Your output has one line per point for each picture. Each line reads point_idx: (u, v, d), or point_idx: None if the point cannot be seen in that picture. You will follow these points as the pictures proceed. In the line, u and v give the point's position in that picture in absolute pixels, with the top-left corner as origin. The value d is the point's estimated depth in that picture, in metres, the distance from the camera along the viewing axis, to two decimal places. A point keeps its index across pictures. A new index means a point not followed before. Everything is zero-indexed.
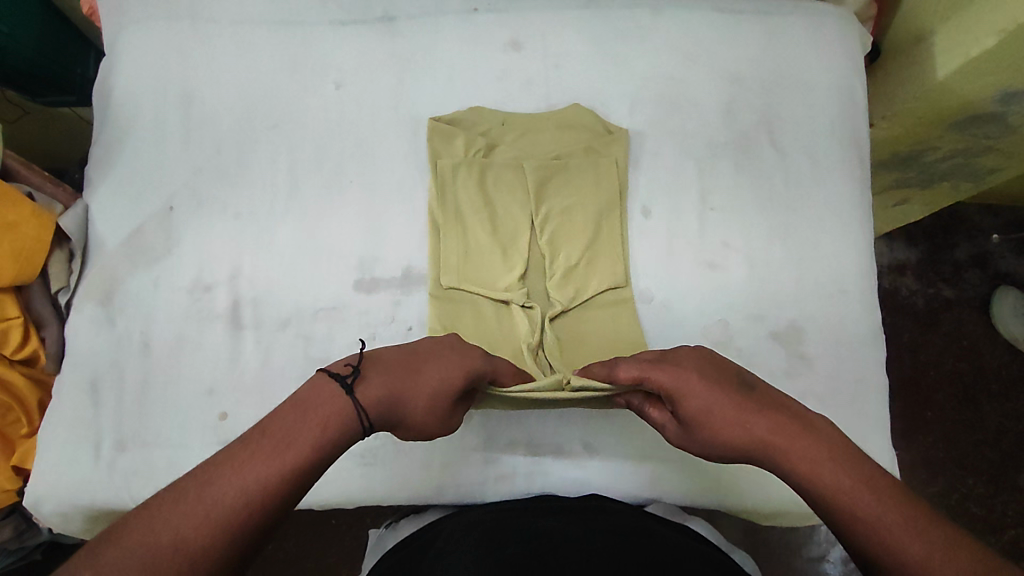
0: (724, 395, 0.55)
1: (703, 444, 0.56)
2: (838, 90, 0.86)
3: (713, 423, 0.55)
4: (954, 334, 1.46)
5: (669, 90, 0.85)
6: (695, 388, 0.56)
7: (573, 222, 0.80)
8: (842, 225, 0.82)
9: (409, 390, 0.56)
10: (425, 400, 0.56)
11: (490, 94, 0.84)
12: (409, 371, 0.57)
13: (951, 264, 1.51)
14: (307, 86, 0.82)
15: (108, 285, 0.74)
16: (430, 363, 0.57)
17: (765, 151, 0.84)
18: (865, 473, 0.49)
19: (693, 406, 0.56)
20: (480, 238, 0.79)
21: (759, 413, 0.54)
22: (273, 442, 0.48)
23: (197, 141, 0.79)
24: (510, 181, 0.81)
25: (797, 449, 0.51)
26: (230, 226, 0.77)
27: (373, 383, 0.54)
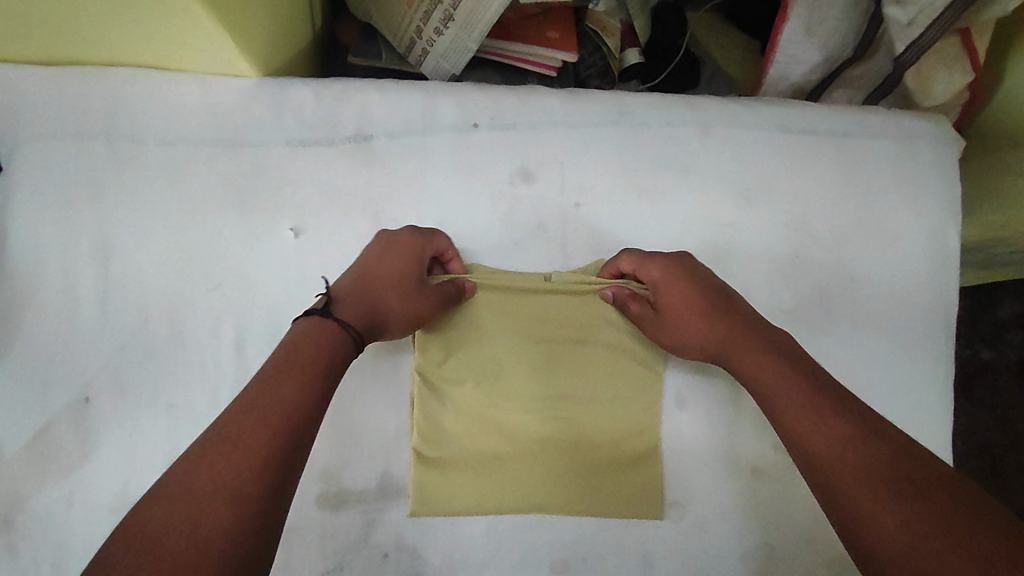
0: (694, 292, 0.61)
1: (672, 333, 0.61)
2: (923, 244, 0.70)
3: (681, 319, 0.61)
4: (987, 402, 1.25)
5: (716, 240, 0.68)
6: (673, 286, 0.61)
7: (591, 410, 0.65)
8: (919, 417, 0.67)
9: (376, 285, 0.57)
10: (395, 289, 0.58)
11: (492, 240, 0.66)
12: (371, 283, 0.57)
13: (992, 323, 1.26)
14: (259, 232, 0.64)
15: (9, 504, 0.59)
16: (381, 268, 0.58)
17: (828, 320, 0.68)
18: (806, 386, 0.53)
19: (669, 298, 0.61)
20: (475, 404, 0.64)
21: (725, 313, 0.59)
22: (305, 362, 0.49)
23: (118, 307, 0.62)
24: (513, 346, 0.65)
25: (747, 343, 0.57)
26: (162, 422, 0.61)
27: (346, 303, 0.55)
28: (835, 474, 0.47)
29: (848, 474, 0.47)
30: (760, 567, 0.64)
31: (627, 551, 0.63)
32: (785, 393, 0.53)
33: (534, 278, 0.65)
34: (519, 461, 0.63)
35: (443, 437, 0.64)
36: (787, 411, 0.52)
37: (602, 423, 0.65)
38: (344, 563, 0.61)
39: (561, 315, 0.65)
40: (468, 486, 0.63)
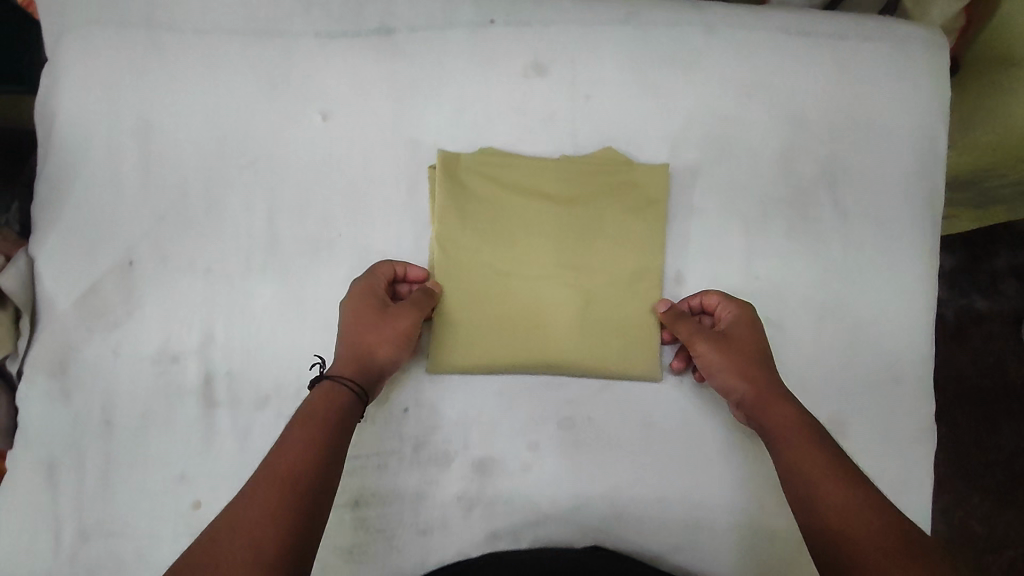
0: (754, 341, 0.64)
1: (720, 357, 0.63)
2: (915, 142, 0.72)
3: (733, 353, 0.63)
4: (979, 347, 1.23)
5: (720, 132, 0.71)
6: (739, 332, 0.64)
7: (596, 281, 0.69)
8: (903, 302, 0.71)
9: (351, 332, 0.61)
10: (368, 327, 0.61)
11: (506, 130, 0.71)
12: (347, 336, 0.61)
13: (989, 272, 1.25)
14: (289, 116, 0.68)
15: (61, 353, 0.65)
16: (350, 317, 0.62)
17: (824, 210, 0.71)
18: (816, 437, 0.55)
19: (738, 334, 0.64)
20: (488, 269, 0.68)
21: (764, 368, 0.62)
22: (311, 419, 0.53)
23: (158, 181, 0.67)
24: (524, 217, 0.69)
25: (780, 407, 0.59)
26: (199, 286, 0.66)
27: (335, 364, 0.60)
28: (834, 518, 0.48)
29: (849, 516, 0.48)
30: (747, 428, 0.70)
31: (625, 412, 0.69)
32: (801, 443, 0.54)
33: (542, 160, 0.70)
34: (527, 323, 0.68)
35: (456, 300, 0.68)
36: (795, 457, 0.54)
37: (603, 292, 0.70)
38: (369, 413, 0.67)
39: (568, 193, 0.70)
40: (480, 344, 0.68)
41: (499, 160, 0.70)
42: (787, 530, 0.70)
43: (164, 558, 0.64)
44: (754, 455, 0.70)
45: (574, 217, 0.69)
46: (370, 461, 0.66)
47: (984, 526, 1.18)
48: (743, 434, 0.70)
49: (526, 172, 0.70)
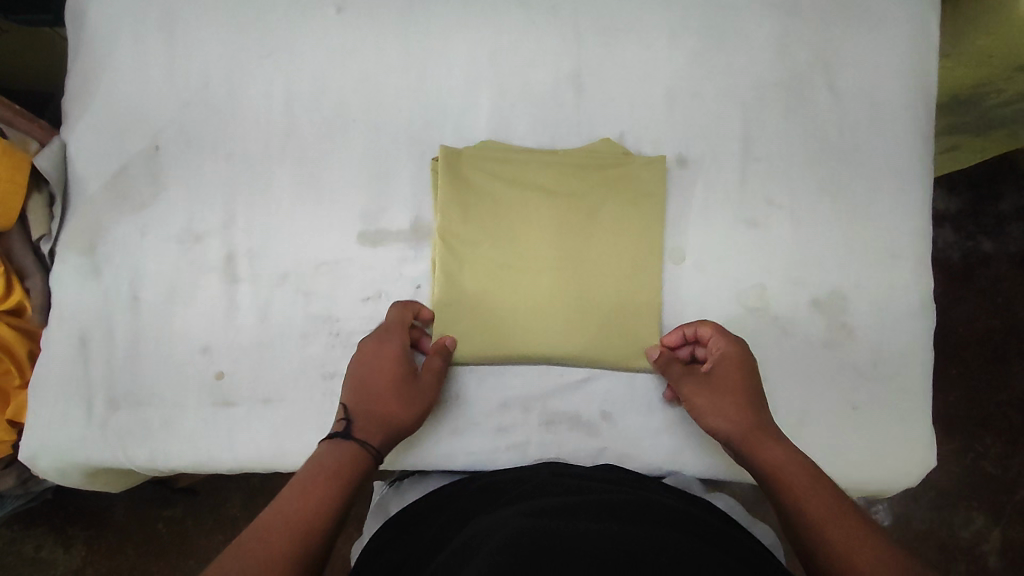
0: (744, 373, 0.63)
1: (705, 402, 0.63)
2: (908, 27, 0.73)
3: (719, 394, 0.62)
4: (988, 289, 1.18)
5: (718, 19, 0.73)
6: (730, 364, 0.64)
7: (595, 270, 0.70)
8: (897, 183, 0.73)
9: (377, 395, 0.61)
10: (395, 394, 0.61)
11: (509, 19, 0.72)
12: (373, 395, 0.61)
13: (994, 215, 1.19)
14: (303, 12, 0.71)
15: (93, 232, 0.69)
16: (375, 374, 0.62)
17: (818, 93, 0.73)
18: (811, 476, 0.55)
19: (724, 372, 0.64)
20: (489, 264, 0.69)
21: (753, 408, 0.61)
22: (330, 481, 0.53)
23: (183, 72, 0.70)
24: (525, 212, 0.70)
25: (767, 453, 0.58)
26: (220, 168, 0.70)
27: (363, 423, 0.59)
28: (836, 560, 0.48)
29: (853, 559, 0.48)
30: (751, 303, 0.71)
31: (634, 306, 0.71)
32: (802, 489, 0.54)
33: (542, 154, 0.71)
34: (529, 313, 0.69)
35: (464, 295, 0.69)
36: (798, 498, 0.53)
37: (606, 281, 0.70)
38: (383, 290, 0.69)
39: (565, 186, 0.71)
40: (490, 339, 0.68)
41: (498, 154, 0.71)
42: (792, 400, 0.70)
43: (188, 427, 0.67)
44: (758, 329, 0.71)
45: (572, 210, 0.70)
46: None
47: (997, 467, 1.14)
48: (747, 309, 0.71)
49: (527, 165, 0.71)
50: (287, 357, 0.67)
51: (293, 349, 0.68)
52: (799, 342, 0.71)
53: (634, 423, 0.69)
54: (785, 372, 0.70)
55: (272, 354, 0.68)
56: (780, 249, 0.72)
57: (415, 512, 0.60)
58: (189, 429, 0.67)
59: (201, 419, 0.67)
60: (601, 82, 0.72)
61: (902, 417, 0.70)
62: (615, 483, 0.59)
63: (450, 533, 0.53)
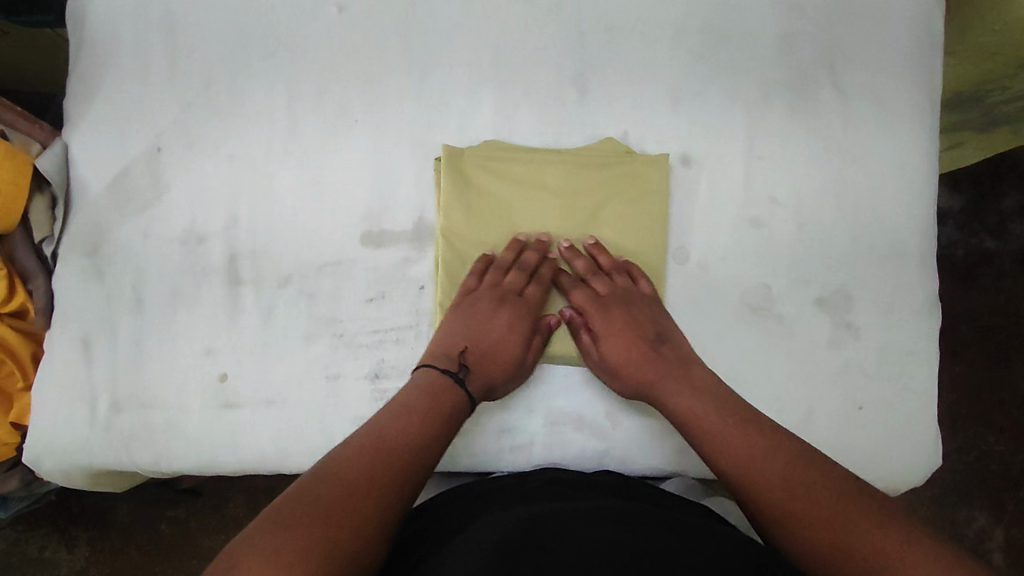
0: (632, 327, 0.68)
1: (618, 371, 0.67)
2: (912, 24, 0.73)
3: (621, 354, 0.67)
4: (991, 286, 1.18)
5: (721, 17, 0.73)
6: (615, 329, 0.68)
7: (595, 272, 0.71)
8: (902, 181, 0.72)
9: (497, 355, 0.66)
10: (510, 364, 0.66)
11: (512, 18, 0.72)
12: (488, 354, 0.66)
13: (997, 211, 1.19)
14: (304, 12, 0.71)
15: (96, 234, 0.69)
16: (498, 336, 0.67)
17: (822, 91, 0.73)
18: (724, 412, 0.60)
19: (615, 335, 0.67)
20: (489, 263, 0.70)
21: (659, 358, 0.66)
22: (309, 517, 0.47)
23: (185, 73, 0.70)
24: (525, 213, 0.70)
25: (689, 406, 0.62)
26: (223, 169, 0.69)
27: (475, 376, 0.64)
28: (759, 492, 0.54)
29: (771, 488, 0.54)
30: (755, 302, 0.71)
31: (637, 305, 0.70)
32: (734, 440, 0.57)
33: (543, 153, 0.71)
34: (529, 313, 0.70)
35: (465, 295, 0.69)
36: (715, 441, 0.58)
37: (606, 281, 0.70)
38: (387, 290, 0.69)
39: (571, 186, 0.70)
40: None
41: (504, 152, 0.71)
42: (796, 400, 0.69)
43: (193, 429, 0.66)
44: (763, 329, 0.70)
45: (577, 210, 0.71)
46: (389, 335, 0.68)
47: (1000, 464, 1.14)
48: (751, 308, 0.71)
49: (527, 164, 0.70)
50: (290, 359, 0.67)
51: (296, 351, 0.68)
52: (804, 341, 0.70)
53: (639, 423, 0.69)
54: (790, 372, 0.70)
55: (276, 355, 0.67)
56: (784, 248, 0.71)
57: (416, 525, 0.57)
58: (193, 431, 0.66)
59: (205, 421, 0.67)
60: (604, 81, 0.72)
61: (907, 416, 0.70)
62: (598, 488, 0.59)
63: (448, 540, 0.52)
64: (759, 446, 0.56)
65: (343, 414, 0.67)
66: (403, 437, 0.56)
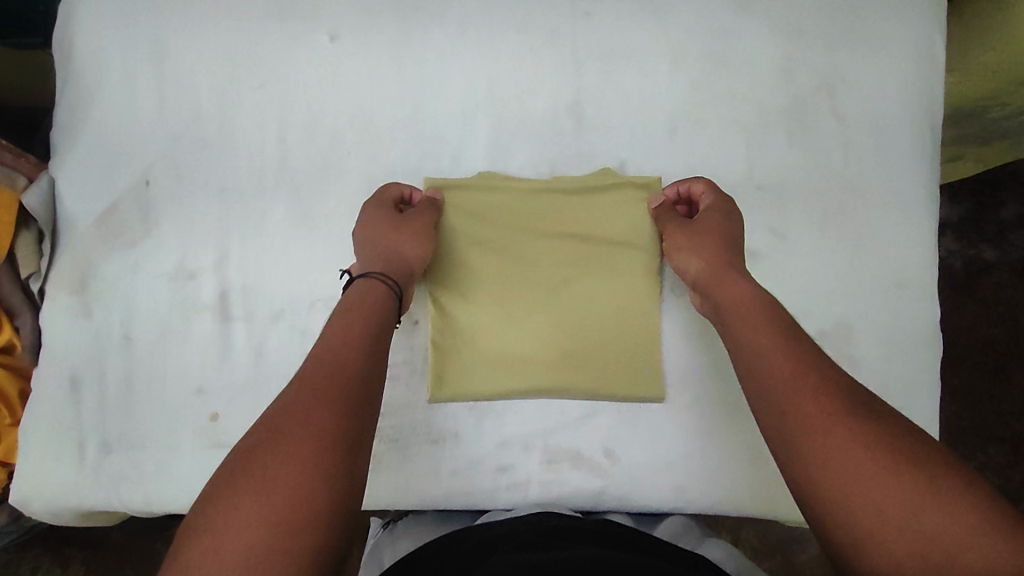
0: (725, 227, 0.62)
1: (686, 247, 0.63)
2: (913, 50, 0.72)
3: (700, 236, 0.62)
4: (991, 299, 1.16)
5: (720, 45, 0.72)
6: (711, 222, 0.63)
7: (590, 302, 0.69)
8: (904, 209, 0.71)
9: (373, 237, 0.61)
10: (391, 228, 0.62)
11: (507, 46, 0.71)
12: (369, 243, 0.61)
13: (996, 223, 1.17)
14: (295, 41, 0.70)
15: (83, 271, 0.67)
16: (371, 233, 0.62)
17: (823, 120, 0.71)
18: (773, 318, 0.52)
19: (704, 223, 0.63)
20: (480, 296, 0.68)
21: (729, 252, 0.61)
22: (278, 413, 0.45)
23: (173, 105, 0.69)
24: (516, 242, 0.69)
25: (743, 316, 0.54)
26: (213, 203, 0.68)
27: (366, 264, 0.59)
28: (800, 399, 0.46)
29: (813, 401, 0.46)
30: None
31: (637, 339, 0.69)
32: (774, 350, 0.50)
33: (532, 183, 0.70)
34: (524, 346, 0.68)
35: (459, 330, 0.68)
36: (758, 342, 0.51)
37: (602, 313, 0.69)
38: None
39: (560, 218, 0.70)
40: (484, 374, 0.68)
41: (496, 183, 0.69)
42: None
43: (182, 469, 0.65)
44: None
45: (569, 240, 0.69)
46: None
47: (1001, 478, 1.13)
48: None
49: (517, 195, 0.69)
50: None
51: None
52: None
53: (639, 461, 0.67)
54: None
55: (267, 393, 0.66)
56: (785, 278, 0.70)
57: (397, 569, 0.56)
58: (184, 471, 0.65)
59: (196, 461, 0.65)
60: (600, 110, 0.71)
61: None
62: (586, 536, 0.57)
63: None
64: (812, 363, 0.48)
65: None
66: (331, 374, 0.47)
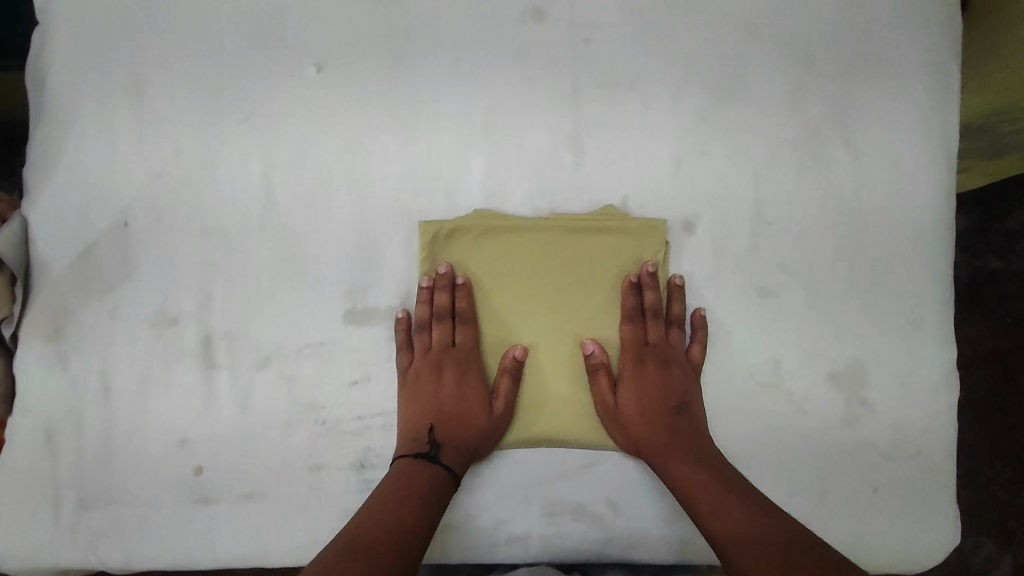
0: (666, 376, 0.66)
1: (627, 399, 0.65)
2: (929, 77, 0.68)
3: (637, 392, 0.65)
4: (996, 311, 1.06)
5: (726, 72, 0.68)
6: (645, 369, 0.66)
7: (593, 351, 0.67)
8: (919, 244, 0.68)
9: (450, 400, 0.64)
10: (472, 397, 0.65)
11: (503, 76, 0.67)
12: (442, 403, 0.64)
13: (1002, 233, 1.07)
14: (281, 72, 0.66)
15: (58, 318, 0.64)
16: (451, 390, 0.65)
17: (835, 151, 0.68)
18: (720, 480, 0.59)
19: (642, 377, 0.66)
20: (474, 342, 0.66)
21: (674, 409, 0.65)
22: (341, 550, 0.51)
23: (152, 141, 0.65)
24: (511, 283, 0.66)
25: (690, 476, 0.60)
26: (194, 245, 0.65)
27: (446, 442, 0.62)
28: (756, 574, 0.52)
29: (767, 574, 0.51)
30: (764, 378, 0.67)
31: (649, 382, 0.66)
32: (719, 506, 0.57)
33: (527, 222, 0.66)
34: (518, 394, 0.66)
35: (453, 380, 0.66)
36: (701, 501, 0.58)
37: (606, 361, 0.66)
38: (371, 374, 0.65)
39: (581, 259, 0.66)
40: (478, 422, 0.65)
41: (486, 233, 0.66)
42: (804, 477, 0.66)
43: (165, 527, 0.62)
44: (773, 405, 0.66)
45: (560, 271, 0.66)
46: (375, 422, 0.64)
47: (1009, 494, 1.04)
48: (760, 385, 0.67)
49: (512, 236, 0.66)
50: (270, 450, 0.63)
51: (275, 440, 0.63)
52: (815, 419, 0.67)
53: (644, 512, 0.64)
54: (801, 453, 0.66)
55: (252, 445, 0.63)
56: (797, 317, 0.67)
57: None
58: (166, 527, 0.62)
59: (177, 517, 0.62)
60: (601, 143, 0.68)
61: (925, 495, 0.66)
62: None
63: None
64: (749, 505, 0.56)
65: (328, 508, 0.62)
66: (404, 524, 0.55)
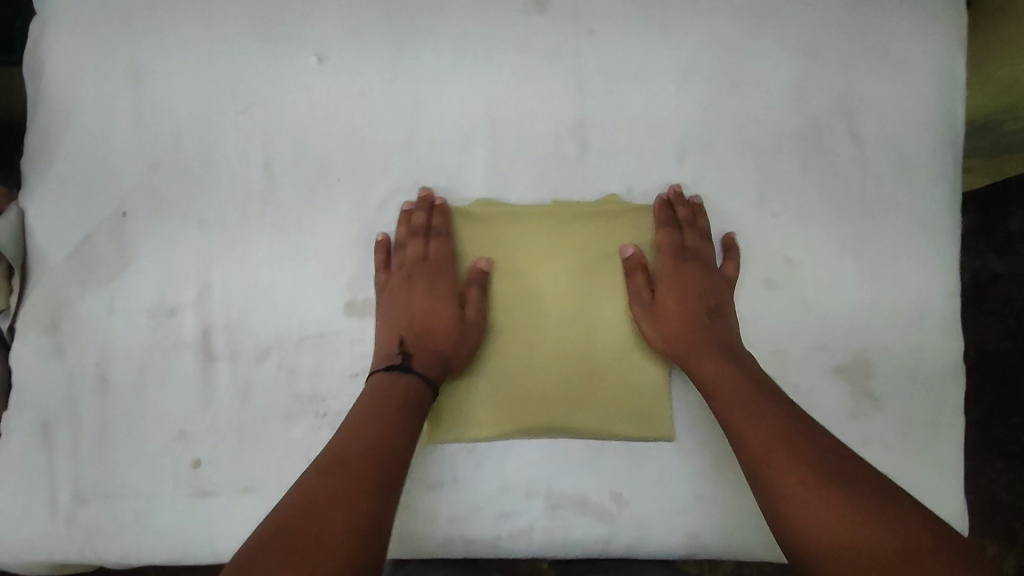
0: (702, 284, 0.64)
1: (663, 300, 0.64)
2: (935, 68, 0.68)
3: (674, 292, 0.64)
4: (998, 311, 1.05)
5: (730, 64, 0.68)
6: (686, 275, 0.64)
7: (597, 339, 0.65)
8: (925, 236, 0.67)
9: (423, 314, 0.63)
10: (444, 309, 0.63)
11: (506, 67, 0.67)
12: (414, 315, 0.63)
13: (1004, 233, 1.06)
14: (282, 62, 0.66)
15: (55, 309, 0.63)
16: (423, 304, 0.63)
17: (840, 142, 0.68)
18: (750, 389, 0.57)
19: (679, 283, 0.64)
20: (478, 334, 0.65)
21: (709, 311, 0.63)
22: (328, 466, 0.50)
23: (152, 130, 0.65)
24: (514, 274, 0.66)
25: (723, 384, 0.58)
26: (194, 235, 0.64)
27: (419, 353, 0.61)
28: (782, 482, 0.50)
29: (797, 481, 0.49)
30: (770, 371, 0.66)
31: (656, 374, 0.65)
32: (741, 418, 0.55)
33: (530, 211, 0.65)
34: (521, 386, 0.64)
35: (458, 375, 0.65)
36: (729, 409, 0.57)
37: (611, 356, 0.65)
38: None
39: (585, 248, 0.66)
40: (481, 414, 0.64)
41: (484, 220, 0.66)
42: None
43: (161, 520, 0.61)
44: None
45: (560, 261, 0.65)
46: None
47: (1011, 494, 1.03)
48: None
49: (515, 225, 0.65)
50: (269, 442, 0.62)
51: (274, 432, 0.62)
52: (821, 412, 0.66)
53: (650, 506, 0.63)
54: None
55: (251, 437, 0.62)
56: (803, 309, 0.66)
57: None
58: (163, 521, 0.61)
59: (175, 510, 0.61)
60: (605, 134, 0.67)
61: (935, 490, 0.65)
62: None
63: None
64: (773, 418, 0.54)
65: None
66: (395, 440, 0.53)
